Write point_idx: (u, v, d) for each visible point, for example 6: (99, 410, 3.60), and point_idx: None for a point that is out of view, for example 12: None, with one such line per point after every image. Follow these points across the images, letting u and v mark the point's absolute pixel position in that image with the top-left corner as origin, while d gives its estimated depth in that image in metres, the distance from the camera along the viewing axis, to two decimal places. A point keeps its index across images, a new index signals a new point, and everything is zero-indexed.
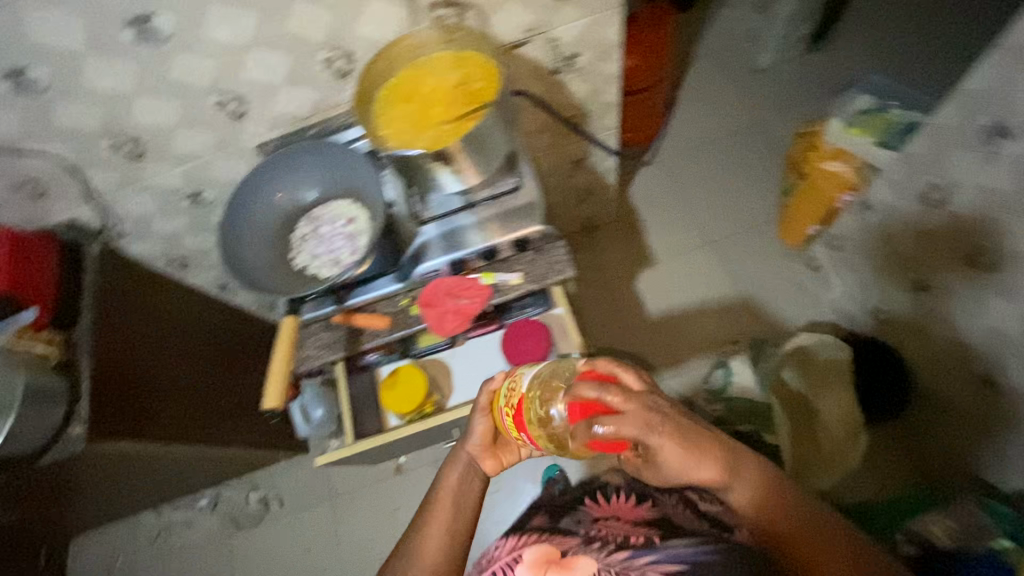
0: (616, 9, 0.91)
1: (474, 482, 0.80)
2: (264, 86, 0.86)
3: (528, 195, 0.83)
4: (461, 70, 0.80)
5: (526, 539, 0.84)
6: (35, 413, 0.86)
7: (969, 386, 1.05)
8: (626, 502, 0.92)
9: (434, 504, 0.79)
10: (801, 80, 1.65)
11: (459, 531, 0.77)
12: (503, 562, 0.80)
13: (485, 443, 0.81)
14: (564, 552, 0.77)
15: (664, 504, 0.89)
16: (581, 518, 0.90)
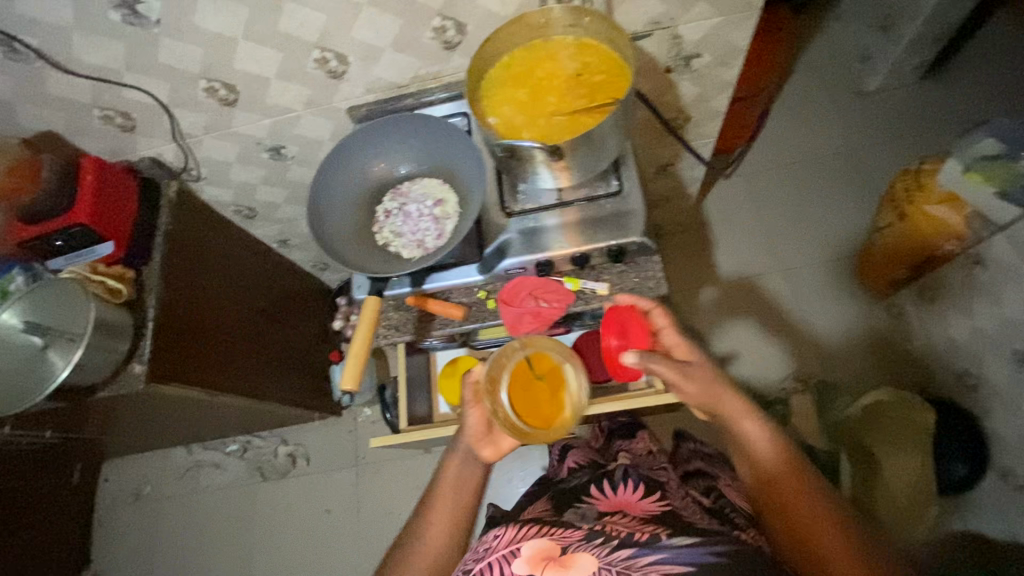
0: (754, 12, 0.84)
1: (476, 467, 0.78)
2: (369, 47, 0.82)
3: (629, 202, 0.78)
4: (583, 61, 0.74)
5: (526, 530, 0.71)
6: (102, 347, 0.86)
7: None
8: (632, 493, 0.82)
9: (438, 493, 0.76)
10: (911, 107, 1.51)
11: (463, 524, 0.75)
12: (497, 555, 0.67)
13: (481, 430, 0.79)
14: (565, 547, 0.66)
15: (672, 500, 0.80)
16: (586, 511, 0.79)
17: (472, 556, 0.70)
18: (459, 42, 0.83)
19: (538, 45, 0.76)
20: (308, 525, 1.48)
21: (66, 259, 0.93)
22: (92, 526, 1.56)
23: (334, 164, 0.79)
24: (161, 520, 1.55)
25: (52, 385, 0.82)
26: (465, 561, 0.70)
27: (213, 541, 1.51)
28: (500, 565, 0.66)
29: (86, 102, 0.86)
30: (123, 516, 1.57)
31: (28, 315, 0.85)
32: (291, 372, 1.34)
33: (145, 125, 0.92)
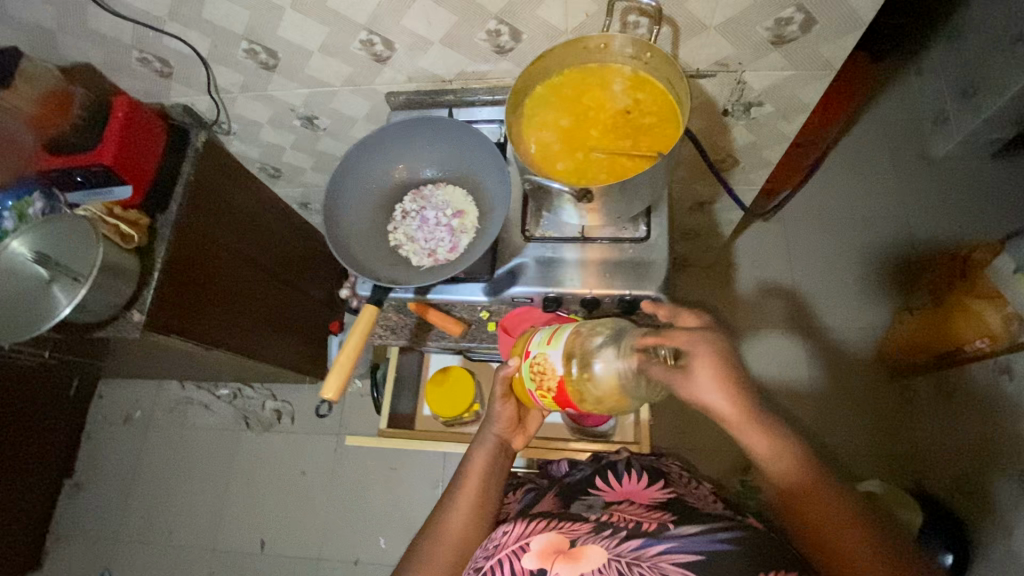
0: (828, 73, 0.78)
1: (504, 458, 0.74)
2: (418, 39, 0.79)
3: (653, 252, 0.75)
4: (635, 96, 0.70)
5: (535, 525, 0.62)
6: (104, 288, 0.86)
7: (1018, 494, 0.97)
8: (637, 483, 0.78)
9: (463, 477, 0.70)
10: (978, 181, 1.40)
11: (487, 511, 0.69)
12: (506, 550, 0.58)
13: (511, 421, 0.76)
14: (574, 540, 0.58)
15: (678, 488, 0.77)
16: (591, 501, 0.74)
17: (481, 554, 0.62)
18: (511, 49, 0.79)
19: (591, 70, 0.71)
20: (282, 482, 1.50)
21: (86, 195, 0.93)
22: (81, 439, 1.62)
23: (359, 156, 0.75)
24: (146, 446, 1.60)
25: (51, 321, 0.82)
26: (475, 560, 0.61)
27: (190, 476, 1.55)
28: (508, 562, 0.57)
29: (126, 43, 0.84)
30: (112, 435, 1.62)
31: (38, 245, 0.85)
32: (291, 334, 1.35)
33: (181, 74, 0.90)
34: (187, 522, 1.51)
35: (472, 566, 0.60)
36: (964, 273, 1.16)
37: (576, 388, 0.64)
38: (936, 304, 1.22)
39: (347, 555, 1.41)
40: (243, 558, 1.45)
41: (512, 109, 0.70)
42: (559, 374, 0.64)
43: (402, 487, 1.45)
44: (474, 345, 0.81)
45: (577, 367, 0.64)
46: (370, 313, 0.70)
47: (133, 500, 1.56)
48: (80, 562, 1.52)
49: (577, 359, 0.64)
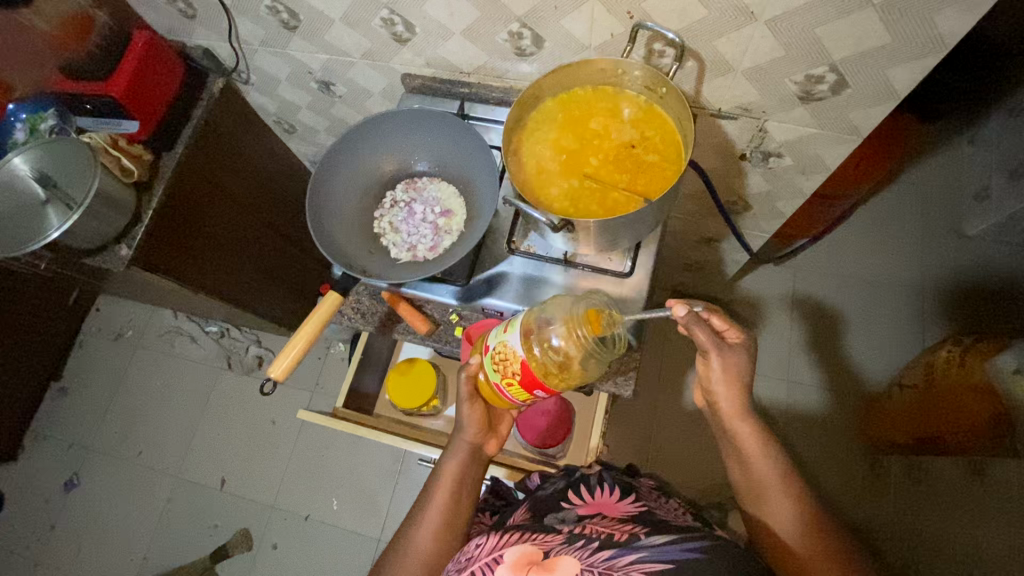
0: (855, 140, 0.74)
1: (478, 465, 0.75)
2: (439, 26, 0.76)
3: (632, 290, 0.73)
4: (642, 131, 0.67)
5: (509, 538, 0.66)
6: (98, 217, 0.87)
7: None
8: (610, 496, 0.79)
9: (434, 489, 0.72)
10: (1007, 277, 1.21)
11: (459, 518, 0.71)
12: (481, 562, 0.62)
13: (482, 427, 0.75)
14: (547, 552, 0.60)
15: (649, 502, 0.78)
16: (564, 514, 0.75)
17: (454, 566, 0.64)
18: (532, 53, 0.77)
19: (605, 94, 0.69)
20: (252, 426, 1.54)
21: (94, 122, 0.93)
22: (72, 347, 1.67)
23: (357, 138, 0.75)
24: (130, 365, 1.65)
25: (40, 241, 0.83)
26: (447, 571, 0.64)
27: (166, 402, 1.60)
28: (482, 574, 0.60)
29: None
30: (101, 348, 1.67)
31: (40, 164, 0.86)
32: (282, 288, 1.36)
33: (205, 18, 0.89)
34: (157, 446, 1.56)
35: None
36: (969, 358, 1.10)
37: (541, 365, 0.62)
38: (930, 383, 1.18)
39: (299, 509, 1.45)
40: (203, 491, 1.50)
41: (516, 120, 0.68)
42: (521, 355, 0.61)
43: (362, 454, 1.48)
44: (438, 346, 0.80)
45: (540, 343, 0.62)
46: (333, 301, 0.72)
47: (110, 414, 1.61)
48: (53, 462, 1.58)
49: (536, 339, 0.62)
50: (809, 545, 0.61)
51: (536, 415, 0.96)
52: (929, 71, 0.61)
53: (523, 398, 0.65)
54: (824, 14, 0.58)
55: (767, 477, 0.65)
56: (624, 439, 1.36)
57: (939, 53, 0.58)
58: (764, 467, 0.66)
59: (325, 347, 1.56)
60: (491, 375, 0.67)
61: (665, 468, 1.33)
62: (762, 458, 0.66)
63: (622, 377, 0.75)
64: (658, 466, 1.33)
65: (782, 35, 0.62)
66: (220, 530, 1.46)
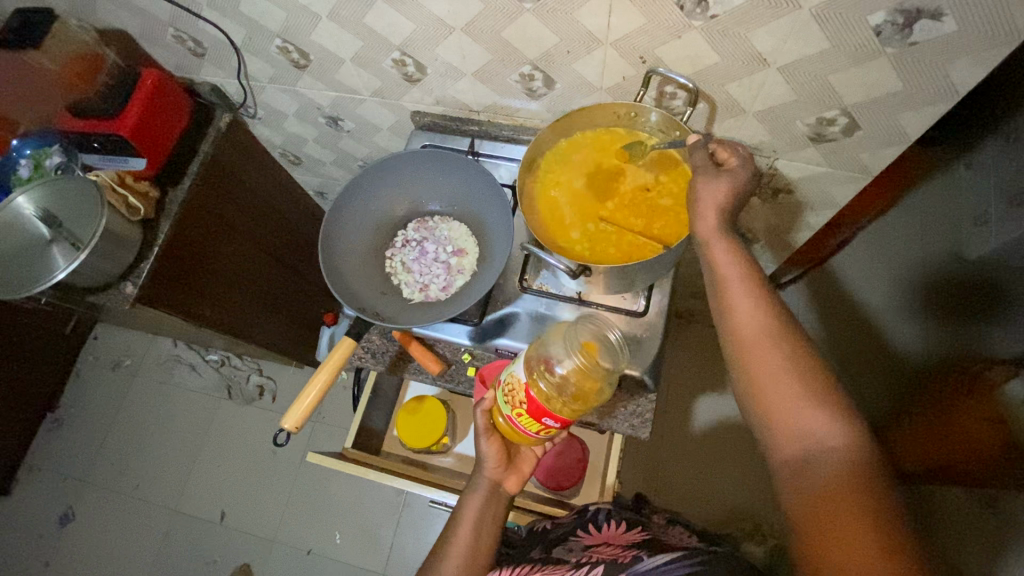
0: (864, 178, 0.74)
1: (498, 505, 0.72)
2: (450, 67, 0.77)
3: (645, 330, 0.73)
4: (656, 173, 0.68)
5: (520, 569, 0.70)
6: (103, 255, 0.86)
7: None
8: (616, 528, 0.79)
9: (453, 536, 0.70)
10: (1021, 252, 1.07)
11: (479, 562, 0.69)
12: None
13: (502, 461, 0.73)
14: None
15: (655, 532, 0.79)
16: (572, 544, 0.76)
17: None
18: (542, 93, 0.77)
19: (617, 135, 0.69)
20: (252, 458, 1.51)
21: (101, 160, 0.92)
22: (69, 376, 1.65)
23: (369, 178, 0.75)
24: (128, 395, 1.62)
25: (45, 283, 0.82)
26: None
27: (165, 432, 1.57)
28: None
29: (162, 19, 0.83)
30: (99, 377, 1.65)
31: (45, 203, 0.85)
32: (286, 317, 1.35)
33: (214, 56, 0.89)
34: (154, 478, 1.53)
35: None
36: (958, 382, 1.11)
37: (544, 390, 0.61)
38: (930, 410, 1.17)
39: (301, 543, 1.42)
40: (202, 526, 1.47)
41: (529, 162, 0.68)
42: (525, 380, 0.61)
43: (366, 487, 1.45)
44: (450, 386, 0.78)
45: (542, 369, 0.62)
46: (347, 348, 0.70)
47: (106, 446, 1.58)
48: (47, 495, 1.55)
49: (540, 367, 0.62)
50: (821, 456, 0.52)
51: (549, 456, 0.96)
52: (940, 116, 0.61)
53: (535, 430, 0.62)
54: (835, 63, 0.59)
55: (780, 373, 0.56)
56: (631, 469, 1.35)
57: (951, 100, 0.58)
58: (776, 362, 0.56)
59: None
60: (504, 409, 0.65)
61: (674, 498, 1.32)
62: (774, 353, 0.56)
63: (640, 418, 0.73)
64: (666, 496, 1.32)
65: (793, 81, 0.63)
66: (219, 566, 1.42)
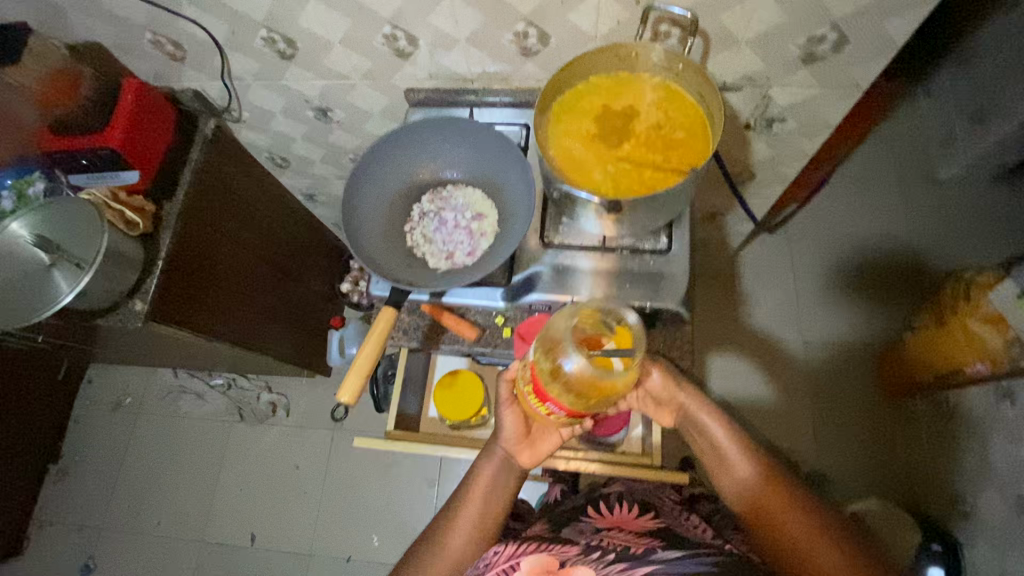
0: (855, 94, 0.78)
1: (512, 476, 0.74)
2: (444, 35, 0.77)
3: (671, 265, 0.74)
4: (665, 109, 0.69)
5: (524, 548, 0.70)
6: (108, 274, 0.84)
7: (1011, 515, 0.97)
8: (628, 513, 0.83)
9: (463, 501, 0.73)
10: (947, 227, 1.38)
11: (486, 531, 0.73)
12: (498, 568, 0.67)
13: (519, 434, 0.74)
14: (563, 561, 0.65)
15: (667, 518, 0.81)
16: (583, 526, 0.80)
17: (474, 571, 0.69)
18: (537, 51, 0.78)
19: (621, 78, 0.71)
20: (274, 476, 1.48)
21: (90, 179, 0.89)
22: (68, 424, 1.58)
23: (378, 153, 0.75)
24: (134, 433, 1.57)
25: (52, 308, 0.79)
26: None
27: (180, 464, 1.53)
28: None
29: (139, 24, 0.81)
30: (100, 420, 1.58)
31: (39, 228, 0.82)
32: (291, 326, 1.33)
33: (195, 59, 0.87)
34: (175, 513, 1.49)
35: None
36: (949, 298, 1.16)
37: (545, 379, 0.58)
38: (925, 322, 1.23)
39: (340, 551, 1.40)
40: (233, 552, 1.43)
41: (540, 113, 0.69)
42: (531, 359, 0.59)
43: (398, 487, 1.43)
44: (488, 351, 0.78)
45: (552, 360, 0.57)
46: (388, 317, 0.70)
47: (119, 490, 1.52)
48: (64, 548, 1.49)
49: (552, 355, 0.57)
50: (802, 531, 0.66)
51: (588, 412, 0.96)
52: (924, 19, 0.64)
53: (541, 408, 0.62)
54: None
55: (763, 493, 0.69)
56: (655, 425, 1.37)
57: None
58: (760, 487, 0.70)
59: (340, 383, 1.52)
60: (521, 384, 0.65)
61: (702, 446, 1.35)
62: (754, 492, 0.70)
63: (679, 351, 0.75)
64: (694, 445, 1.35)
65: (783, 2, 0.65)
66: None
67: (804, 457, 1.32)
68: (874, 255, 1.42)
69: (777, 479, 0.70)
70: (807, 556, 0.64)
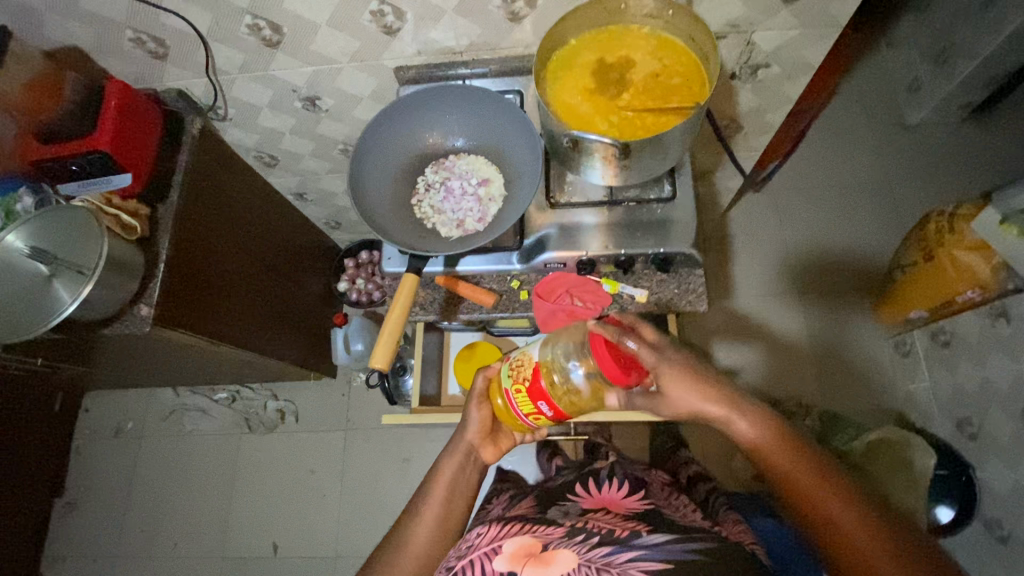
0: (835, 30, 0.80)
1: (474, 470, 0.75)
2: (432, 7, 0.77)
3: (677, 211, 0.76)
4: (659, 57, 0.71)
5: (507, 529, 0.69)
6: (111, 282, 0.82)
7: (1016, 427, 1.01)
8: (616, 492, 0.84)
9: (428, 495, 0.72)
10: None
11: (449, 526, 0.71)
12: (479, 551, 0.64)
13: (484, 430, 0.76)
14: (546, 544, 0.64)
15: (656, 499, 0.83)
16: (568, 508, 0.79)
17: (453, 553, 0.67)
18: (525, 15, 0.79)
19: (612, 31, 0.72)
20: (290, 483, 1.46)
21: (80, 187, 0.88)
22: (68, 456, 1.54)
23: (379, 129, 0.75)
24: (140, 457, 1.53)
25: (56, 318, 0.77)
26: (448, 558, 0.66)
27: (191, 483, 1.49)
28: (481, 563, 0.62)
29: (119, 21, 0.80)
30: (102, 449, 1.54)
31: (35, 240, 0.80)
32: (292, 328, 1.32)
33: (178, 54, 0.86)
34: (192, 532, 1.46)
35: (446, 564, 0.66)
36: (927, 235, 1.18)
37: (554, 388, 0.63)
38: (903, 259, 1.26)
39: (365, 549, 1.39)
40: (257, 564, 1.41)
41: (538, 70, 0.70)
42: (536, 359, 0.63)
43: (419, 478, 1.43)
44: (506, 315, 0.79)
45: (561, 371, 0.63)
46: (410, 284, 0.71)
47: (132, 515, 1.49)
48: None
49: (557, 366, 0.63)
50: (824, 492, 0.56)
51: None
52: None
53: (528, 409, 0.65)
54: None
55: (778, 447, 0.59)
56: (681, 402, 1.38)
57: None
58: (776, 443, 0.59)
59: (348, 382, 1.51)
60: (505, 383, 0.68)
61: None
62: (772, 443, 0.60)
63: (695, 293, 0.77)
64: None
65: None
66: None
67: (812, 400, 1.37)
68: (859, 201, 1.46)
69: (787, 441, 0.59)
70: (827, 523, 0.55)
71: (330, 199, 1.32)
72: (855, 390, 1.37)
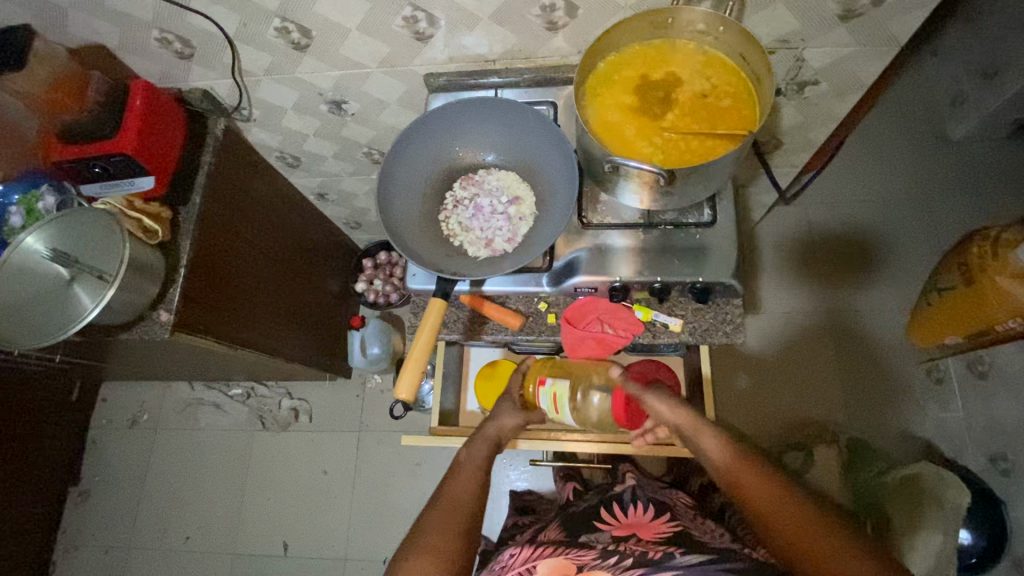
0: (893, 49, 0.75)
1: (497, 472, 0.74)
2: (468, 14, 0.74)
3: (716, 237, 0.72)
4: (708, 75, 0.67)
5: (542, 551, 0.68)
6: (132, 287, 0.81)
7: None
8: (644, 515, 0.82)
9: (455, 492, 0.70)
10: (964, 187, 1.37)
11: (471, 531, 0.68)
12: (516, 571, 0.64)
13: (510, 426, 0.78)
14: (580, 567, 0.62)
15: (684, 521, 0.81)
16: (598, 535, 0.76)
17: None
18: (565, 25, 0.75)
19: (659, 45, 0.68)
20: (302, 482, 1.46)
21: (104, 188, 0.86)
22: (84, 445, 1.55)
23: (407, 141, 0.72)
24: (155, 450, 1.54)
25: (78, 324, 0.76)
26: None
27: (203, 477, 1.50)
28: None
29: (146, 21, 0.78)
30: (117, 439, 1.55)
31: (56, 243, 0.79)
32: (308, 330, 1.30)
33: (204, 55, 0.84)
34: (203, 526, 1.46)
35: None
36: (965, 256, 1.06)
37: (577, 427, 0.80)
38: (939, 276, 1.15)
39: (375, 553, 1.38)
40: (267, 561, 1.41)
41: (578, 85, 0.67)
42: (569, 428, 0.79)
43: (430, 483, 1.42)
44: (532, 339, 0.76)
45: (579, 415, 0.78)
46: (438, 309, 0.68)
47: (145, 507, 1.50)
48: (94, 570, 1.46)
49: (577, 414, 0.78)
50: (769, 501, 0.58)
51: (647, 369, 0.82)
52: None
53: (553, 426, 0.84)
54: None
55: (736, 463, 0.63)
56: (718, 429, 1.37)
57: None
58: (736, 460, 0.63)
59: (362, 383, 1.50)
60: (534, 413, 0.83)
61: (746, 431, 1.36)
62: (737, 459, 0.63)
63: (732, 326, 0.74)
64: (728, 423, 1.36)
65: None
66: None
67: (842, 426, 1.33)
68: (894, 219, 1.40)
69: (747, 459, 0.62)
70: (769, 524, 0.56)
71: (351, 200, 1.30)
72: (881, 422, 1.32)
